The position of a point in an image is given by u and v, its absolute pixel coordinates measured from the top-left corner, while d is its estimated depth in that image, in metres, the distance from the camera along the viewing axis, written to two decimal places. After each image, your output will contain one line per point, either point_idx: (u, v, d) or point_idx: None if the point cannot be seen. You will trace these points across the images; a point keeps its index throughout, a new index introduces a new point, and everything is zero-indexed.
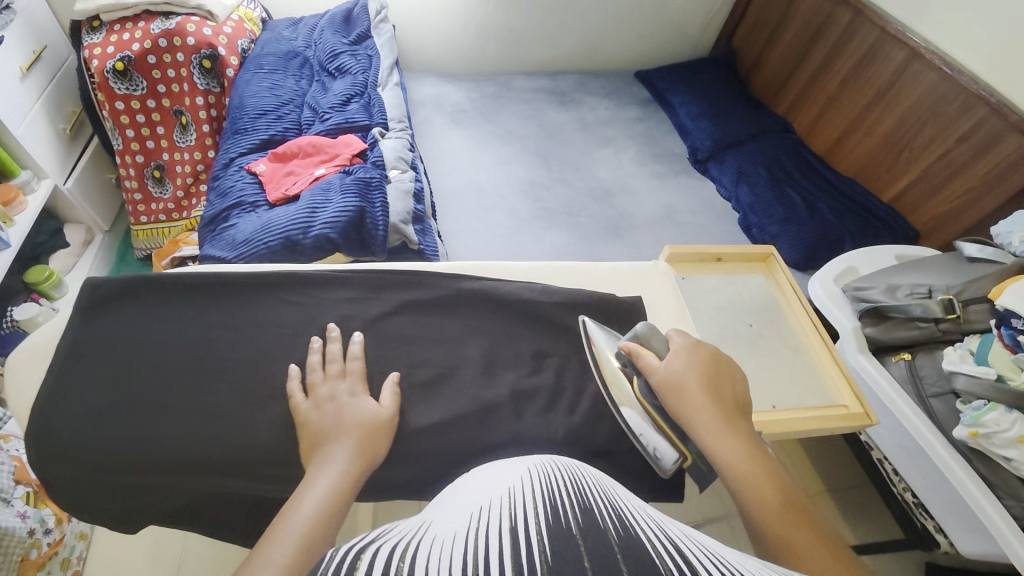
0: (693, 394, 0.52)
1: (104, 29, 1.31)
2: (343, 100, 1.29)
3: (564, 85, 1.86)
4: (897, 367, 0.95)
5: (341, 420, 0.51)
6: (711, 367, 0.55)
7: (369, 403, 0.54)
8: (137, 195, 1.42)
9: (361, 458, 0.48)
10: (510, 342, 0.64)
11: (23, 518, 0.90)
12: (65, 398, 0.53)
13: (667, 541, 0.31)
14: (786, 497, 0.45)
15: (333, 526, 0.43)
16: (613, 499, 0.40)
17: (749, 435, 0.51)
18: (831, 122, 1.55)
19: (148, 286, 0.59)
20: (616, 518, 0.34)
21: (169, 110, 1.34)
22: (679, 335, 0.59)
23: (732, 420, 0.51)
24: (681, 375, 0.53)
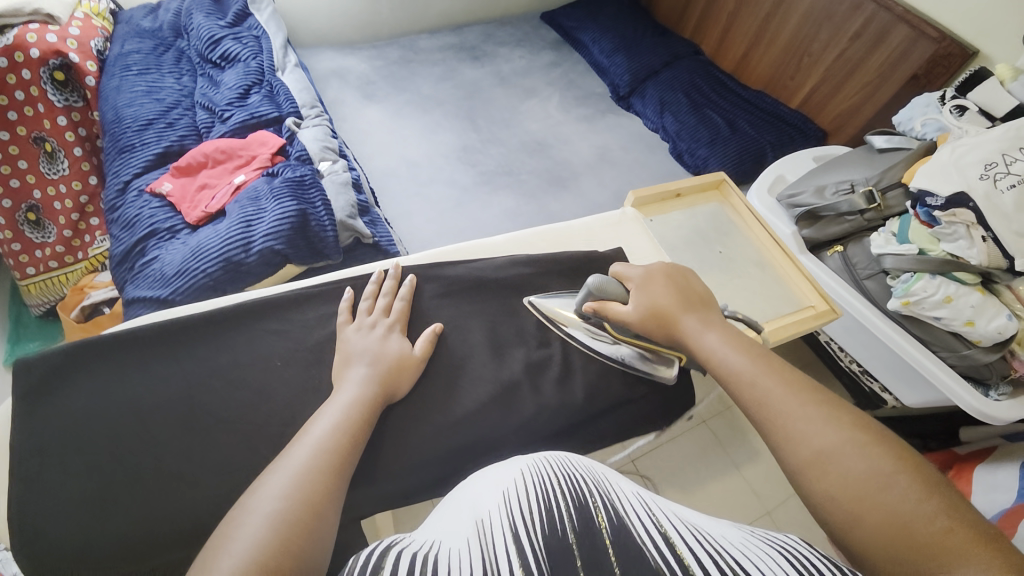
0: (670, 313, 0.56)
1: None
2: (242, 93, 1.15)
3: (472, 38, 1.77)
4: (833, 260, 1.06)
5: (376, 349, 0.53)
6: (676, 279, 0.59)
7: (396, 343, 0.55)
8: (14, 245, 1.18)
9: (381, 382, 0.51)
10: (509, 319, 0.63)
11: None
12: (41, 499, 0.47)
13: (656, 528, 0.40)
14: (758, 356, 0.51)
15: (353, 441, 0.45)
16: (603, 482, 0.49)
17: (721, 322, 0.56)
18: (735, 39, 1.61)
19: (97, 354, 0.52)
20: (611, 508, 0.42)
21: (27, 139, 1.14)
22: (628, 270, 0.61)
23: (702, 316, 0.56)
24: (654, 298, 0.57)
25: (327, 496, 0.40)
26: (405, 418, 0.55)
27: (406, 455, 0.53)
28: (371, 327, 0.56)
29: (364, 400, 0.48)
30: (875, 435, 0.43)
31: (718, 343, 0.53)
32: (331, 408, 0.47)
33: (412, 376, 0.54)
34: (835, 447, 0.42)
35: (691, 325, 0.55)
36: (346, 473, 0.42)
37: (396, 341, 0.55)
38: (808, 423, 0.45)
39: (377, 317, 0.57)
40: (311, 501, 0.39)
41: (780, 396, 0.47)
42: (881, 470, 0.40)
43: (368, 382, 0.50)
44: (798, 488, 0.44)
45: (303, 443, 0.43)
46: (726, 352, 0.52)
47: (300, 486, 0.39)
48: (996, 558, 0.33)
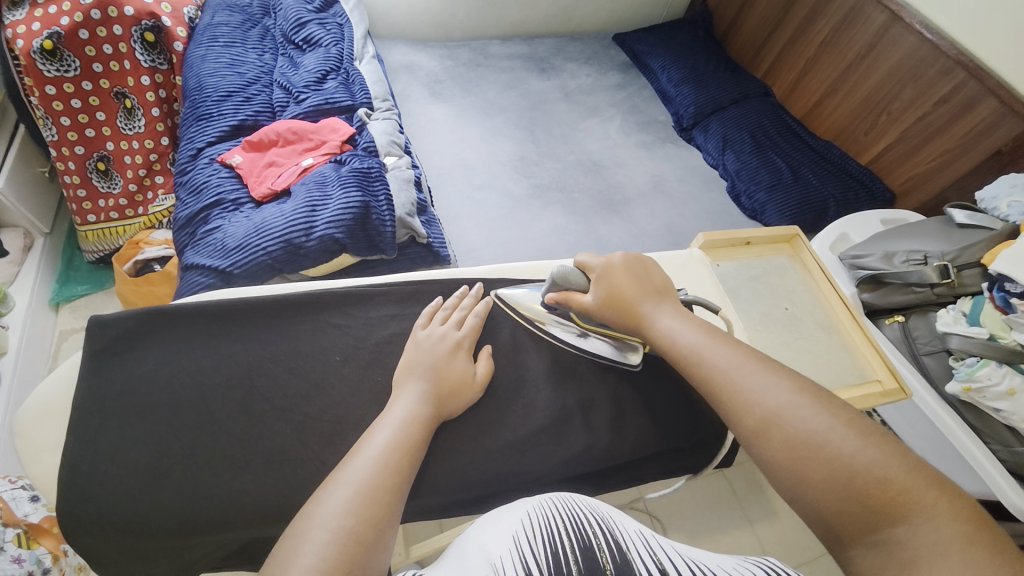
0: (630, 300, 0.56)
1: (27, 2, 1.11)
2: (319, 77, 1.17)
3: (541, 50, 1.77)
4: (891, 329, 1.02)
5: (438, 364, 0.52)
6: (635, 269, 0.59)
7: (462, 363, 0.54)
8: (80, 191, 1.25)
9: (434, 401, 0.50)
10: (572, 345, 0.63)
11: (18, 563, 0.79)
12: (97, 459, 0.48)
13: (653, 564, 0.42)
14: (705, 331, 0.54)
15: (411, 464, 0.45)
16: (607, 521, 0.48)
17: (673, 302, 0.58)
18: (810, 85, 1.57)
19: (166, 323, 0.53)
20: (620, 552, 0.43)
21: (108, 92, 1.19)
22: (592, 258, 0.60)
23: (659, 299, 0.57)
24: (613, 284, 0.57)
25: (388, 513, 0.40)
26: (455, 433, 0.54)
27: (453, 471, 0.53)
28: (441, 339, 0.55)
29: (421, 416, 0.48)
30: (812, 391, 0.47)
31: (672, 324, 0.55)
32: (389, 419, 0.47)
33: (470, 398, 0.53)
34: (784, 409, 0.46)
35: (650, 305, 0.57)
36: (404, 487, 0.43)
37: (462, 361, 0.54)
38: (753, 389, 0.48)
39: (444, 328, 0.56)
40: (374, 517, 0.39)
41: (724, 367, 0.50)
42: (825, 424, 0.44)
43: (425, 399, 0.50)
44: (752, 453, 0.47)
45: (362, 455, 0.43)
46: (679, 333, 0.54)
47: (363, 504, 0.40)
48: (939, 505, 0.38)
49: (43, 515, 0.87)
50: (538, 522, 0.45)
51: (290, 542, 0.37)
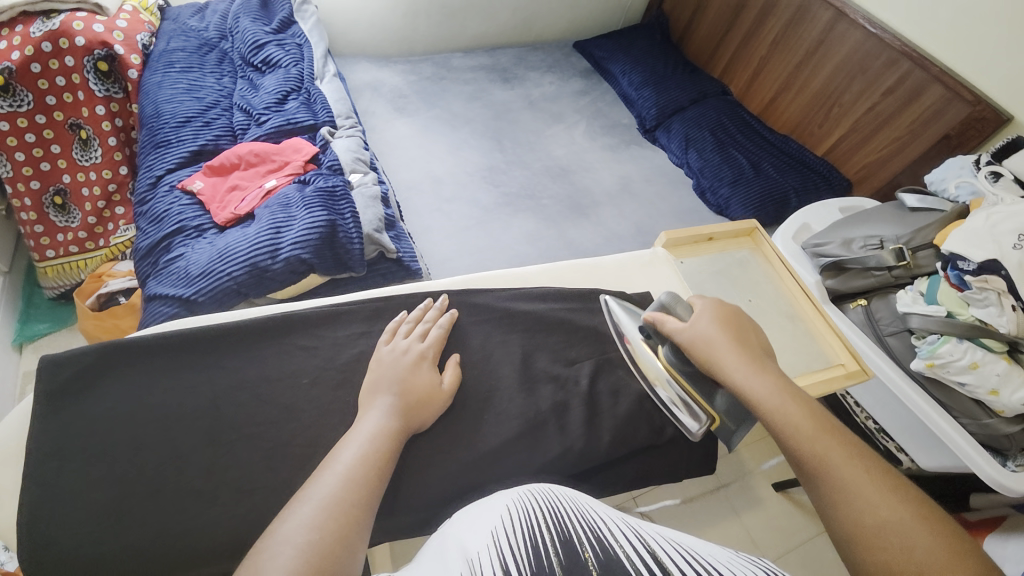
0: (720, 347, 0.54)
1: None
2: (279, 98, 1.16)
3: (504, 61, 1.80)
4: (855, 313, 1.05)
5: (404, 378, 0.52)
6: (739, 326, 0.56)
7: (429, 374, 0.54)
8: (38, 227, 1.21)
9: (403, 414, 0.50)
10: (543, 351, 0.63)
11: None
12: (55, 503, 0.46)
13: (645, 552, 0.40)
14: (813, 414, 0.48)
15: (380, 476, 0.44)
16: (587, 508, 0.48)
17: (777, 368, 0.53)
18: (765, 82, 1.62)
19: (122, 357, 0.52)
20: (597, 536, 0.42)
21: (63, 124, 1.16)
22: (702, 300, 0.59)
23: (759, 361, 0.53)
24: (706, 329, 0.55)
25: (356, 528, 0.40)
26: (428, 447, 0.54)
27: (430, 486, 0.52)
28: (405, 352, 0.55)
29: (388, 429, 0.48)
30: (930, 511, 0.41)
31: (764, 389, 0.50)
32: (357, 433, 0.47)
33: (437, 408, 0.54)
34: (890, 524, 0.40)
35: (742, 362, 0.52)
36: (372, 500, 0.43)
37: (428, 372, 0.54)
38: (859, 490, 0.43)
39: (412, 342, 0.56)
40: (340, 532, 0.39)
41: (833, 458, 0.45)
42: (945, 550, 0.38)
43: (391, 412, 0.49)
44: (848, 559, 0.41)
45: (328, 472, 0.43)
46: (772, 398, 0.49)
47: (328, 519, 0.39)
48: None
49: None
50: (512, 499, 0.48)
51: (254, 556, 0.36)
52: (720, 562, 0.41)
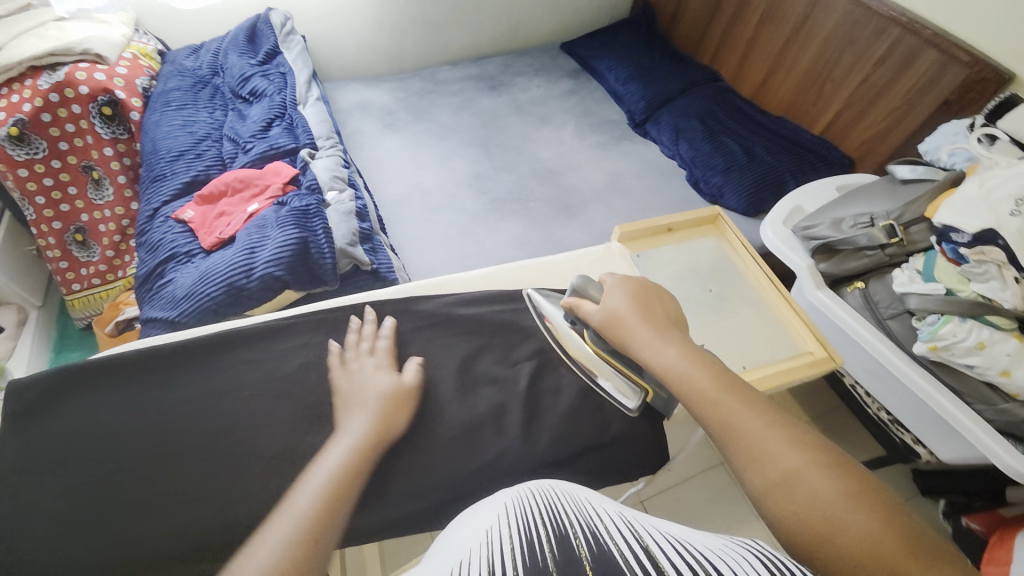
0: (631, 321, 0.54)
1: None
2: (264, 126, 1.22)
3: (491, 69, 1.82)
4: (854, 297, 0.99)
5: (363, 389, 0.54)
6: (647, 295, 0.57)
7: (391, 379, 0.56)
8: (63, 263, 1.32)
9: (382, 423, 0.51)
10: (480, 354, 0.63)
11: None
12: (22, 517, 0.49)
13: (639, 546, 0.35)
14: (719, 374, 0.49)
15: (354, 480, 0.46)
16: (583, 503, 0.45)
17: (684, 336, 0.53)
18: (755, 64, 1.57)
19: (81, 379, 0.56)
20: (590, 525, 0.39)
21: (77, 167, 1.26)
22: (610, 275, 0.61)
23: (669, 333, 0.53)
24: (617, 308, 0.56)
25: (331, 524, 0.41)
26: None
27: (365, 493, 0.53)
28: (359, 369, 0.56)
29: (362, 443, 0.49)
30: (829, 451, 0.43)
31: (674, 358, 0.51)
32: (332, 448, 0.48)
33: (406, 413, 0.54)
34: (796, 470, 0.41)
35: (652, 335, 0.53)
36: (342, 513, 0.43)
37: (384, 376, 0.56)
38: (766, 443, 0.43)
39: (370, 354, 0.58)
40: (314, 528, 0.40)
41: (743, 416, 0.45)
42: (846, 494, 0.39)
43: (362, 429, 0.50)
44: (763, 511, 0.42)
45: (306, 488, 0.44)
46: (680, 365, 0.50)
47: (307, 534, 0.39)
48: None
49: None
50: (511, 502, 0.44)
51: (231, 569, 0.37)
52: (716, 553, 0.36)
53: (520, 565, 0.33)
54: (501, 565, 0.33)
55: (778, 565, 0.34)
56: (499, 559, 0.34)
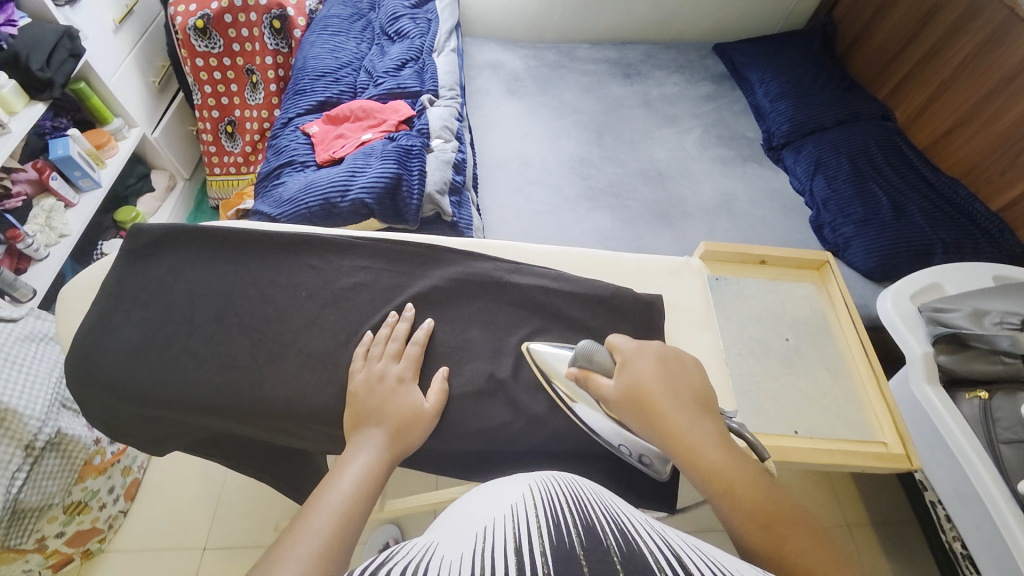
0: (654, 400, 0.47)
1: None
2: (398, 65, 1.29)
3: (631, 56, 1.74)
4: (970, 406, 0.84)
5: (384, 406, 0.52)
6: (669, 367, 0.50)
7: (414, 395, 0.54)
8: (212, 147, 1.53)
9: (392, 445, 0.50)
10: (508, 328, 0.61)
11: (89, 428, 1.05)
12: (106, 333, 0.57)
13: (668, 553, 0.33)
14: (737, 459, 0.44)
15: (369, 499, 0.45)
16: (611, 506, 0.42)
17: (709, 419, 0.47)
18: (939, 112, 1.34)
19: (182, 238, 0.64)
20: (619, 529, 0.36)
21: (242, 68, 1.44)
22: (622, 339, 0.54)
23: (695, 407, 0.47)
24: (638, 377, 0.49)
25: (344, 540, 0.41)
26: None
27: None
28: (381, 378, 0.54)
29: (379, 463, 0.48)
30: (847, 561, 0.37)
31: (701, 436, 0.45)
32: (352, 463, 0.47)
33: (424, 431, 0.53)
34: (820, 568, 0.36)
35: (679, 411, 0.47)
36: (356, 528, 0.43)
37: (413, 393, 0.54)
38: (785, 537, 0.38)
39: (387, 360, 0.56)
40: (331, 543, 0.40)
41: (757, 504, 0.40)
42: None
43: (379, 447, 0.49)
44: None
45: (328, 502, 0.43)
46: (707, 446, 0.44)
47: (330, 554, 0.39)
48: None
49: None
50: (537, 484, 0.43)
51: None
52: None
53: (547, 545, 0.32)
54: (528, 546, 0.31)
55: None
56: (526, 538, 0.32)
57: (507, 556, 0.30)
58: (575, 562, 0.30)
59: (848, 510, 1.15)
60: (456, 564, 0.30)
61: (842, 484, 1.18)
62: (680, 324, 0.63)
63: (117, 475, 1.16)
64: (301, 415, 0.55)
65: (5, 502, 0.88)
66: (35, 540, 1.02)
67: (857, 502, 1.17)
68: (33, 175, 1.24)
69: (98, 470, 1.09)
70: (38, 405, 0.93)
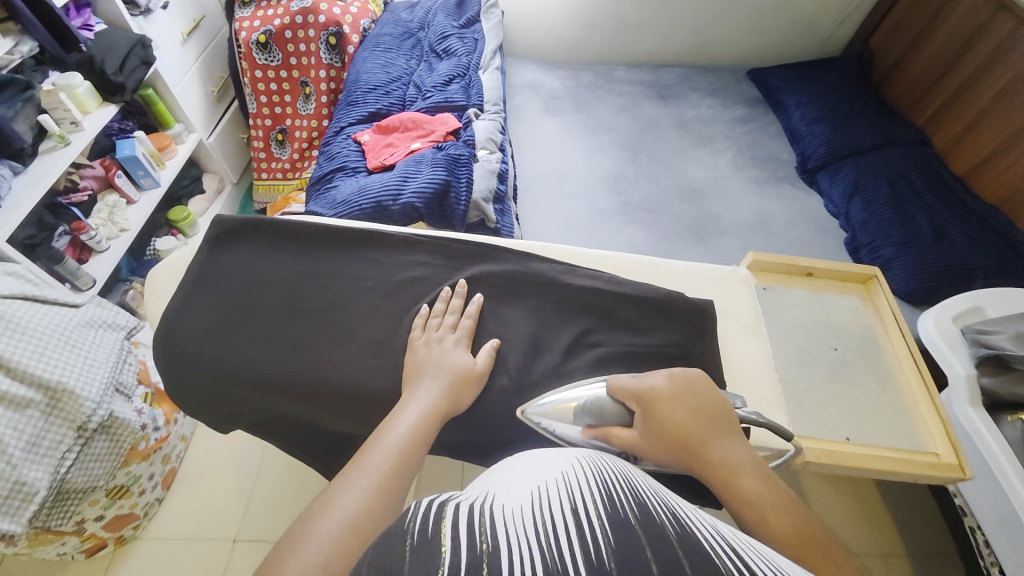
0: (679, 431, 0.47)
1: (252, 4, 1.50)
2: (446, 80, 1.35)
3: (667, 78, 1.79)
4: (1012, 429, 0.82)
5: (442, 361, 0.56)
6: (687, 394, 0.50)
7: (465, 356, 0.58)
8: (262, 153, 1.63)
9: (447, 398, 0.54)
10: (562, 323, 0.63)
11: (139, 413, 1.08)
12: (191, 311, 0.62)
13: (732, 546, 0.31)
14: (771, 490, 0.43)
15: (424, 444, 0.50)
16: (665, 489, 0.40)
17: (738, 448, 0.47)
18: (977, 140, 1.34)
19: (258, 228, 0.68)
20: (676, 512, 0.34)
21: (297, 81, 1.53)
22: (624, 380, 0.53)
23: (725, 431, 0.48)
24: (663, 415, 0.49)
25: (398, 483, 0.47)
26: None
27: None
28: (438, 341, 0.59)
29: (434, 413, 0.52)
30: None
31: (737, 463, 0.45)
32: (409, 410, 0.52)
33: (474, 390, 0.57)
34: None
35: (709, 437, 0.47)
36: (408, 475, 0.48)
37: (463, 355, 0.58)
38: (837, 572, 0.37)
39: (444, 331, 0.60)
40: (385, 485, 0.46)
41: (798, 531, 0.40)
42: None
43: (435, 397, 0.53)
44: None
45: (384, 447, 0.48)
46: (743, 470, 0.45)
47: (385, 490, 0.46)
48: None
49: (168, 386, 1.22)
50: (593, 458, 0.41)
51: (321, 505, 0.44)
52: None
53: (605, 515, 0.30)
54: (587, 512, 0.30)
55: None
56: (584, 506, 0.31)
57: (568, 525, 0.29)
58: (632, 531, 0.29)
59: (882, 539, 1.12)
60: (520, 519, 0.29)
61: (875, 512, 1.15)
62: (729, 329, 0.65)
63: (158, 462, 1.18)
64: (364, 396, 0.58)
65: (52, 483, 0.88)
66: (75, 523, 1.02)
67: (890, 531, 1.13)
68: (99, 172, 1.32)
69: (142, 456, 1.11)
70: (94, 387, 0.92)
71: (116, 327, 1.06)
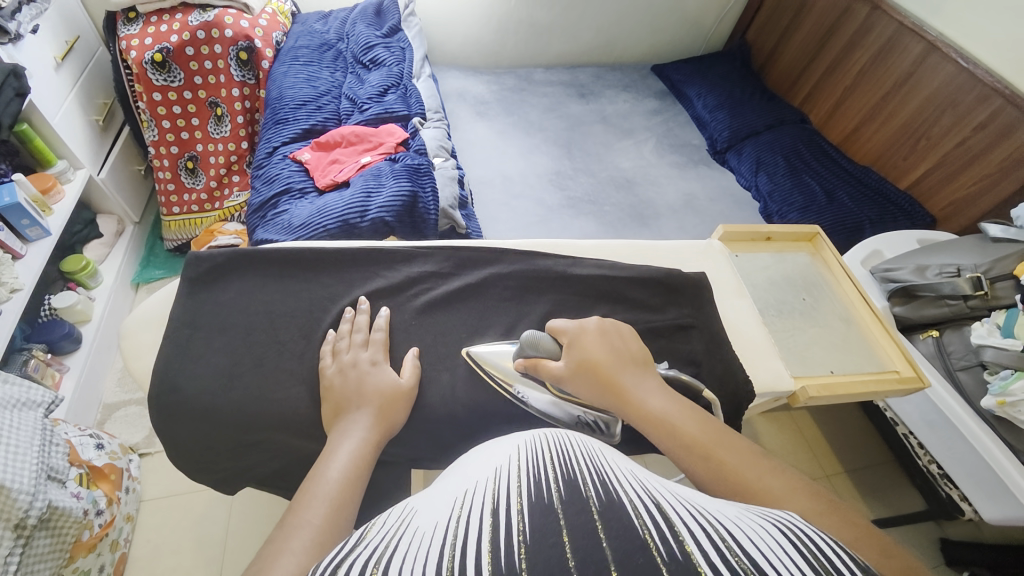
0: (601, 369, 0.51)
1: (140, 20, 1.34)
2: (380, 91, 1.32)
3: (583, 77, 1.90)
4: (925, 344, 1.00)
5: (362, 388, 0.53)
6: (611, 337, 0.55)
7: (389, 374, 0.56)
8: (170, 185, 1.45)
9: (379, 426, 0.51)
10: (578, 312, 0.66)
11: (77, 498, 0.90)
12: (190, 362, 0.56)
13: (648, 501, 0.32)
14: (664, 398, 0.50)
15: (359, 487, 0.46)
16: (594, 451, 0.40)
17: (645, 381, 0.51)
18: (847, 113, 1.61)
19: (247, 261, 0.64)
20: (602, 480, 0.34)
21: (204, 102, 1.38)
22: (563, 322, 0.57)
23: (636, 368, 0.52)
24: (585, 353, 0.52)
25: (338, 529, 0.41)
26: (462, 375, 0.60)
27: (469, 411, 0.58)
28: (353, 364, 0.55)
29: (367, 445, 0.49)
30: (734, 441, 0.46)
31: (648, 394, 0.50)
32: (341, 450, 0.48)
33: (405, 408, 0.55)
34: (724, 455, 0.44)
35: (624, 372, 0.51)
36: (346, 524, 0.42)
37: (388, 373, 0.56)
38: (708, 439, 0.46)
39: (357, 348, 0.57)
40: (324, 532, 0.40)
41: (682, 422, 0.47)
42: (763, 466, 0.43)
43: (367, 429, 0.51)
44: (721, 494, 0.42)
45: (316, 492, 0.44)
46: (657, 400, 0.49)
47: (319, 547, 0.38)
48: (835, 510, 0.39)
49: (103, 462, 1.03)
50: (519, 441, 0.41)
51: None
52: (730, 525, 0.31)
53: (524, 508, 0.31)
54: (506, 509, 0.31)
55: (802, 542, 0.31)
56: (506, 506, 0.31)
57: (483, 533, 0.29)
58: (553, 517, 0.30)
59: (826, 462, 1.29)
60: (428, 546, 0.29)
61: (816, 441, 1.33)
62: (722, 296, 0.72)
63: (106, 552, 1.00)
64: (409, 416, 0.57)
65: None
66: None
67: (832, 454, 1.31)
68: None
69: (87, 548, 0.93)
70: (24, 478, 0.76)
71: (33, 405, 0.87)
